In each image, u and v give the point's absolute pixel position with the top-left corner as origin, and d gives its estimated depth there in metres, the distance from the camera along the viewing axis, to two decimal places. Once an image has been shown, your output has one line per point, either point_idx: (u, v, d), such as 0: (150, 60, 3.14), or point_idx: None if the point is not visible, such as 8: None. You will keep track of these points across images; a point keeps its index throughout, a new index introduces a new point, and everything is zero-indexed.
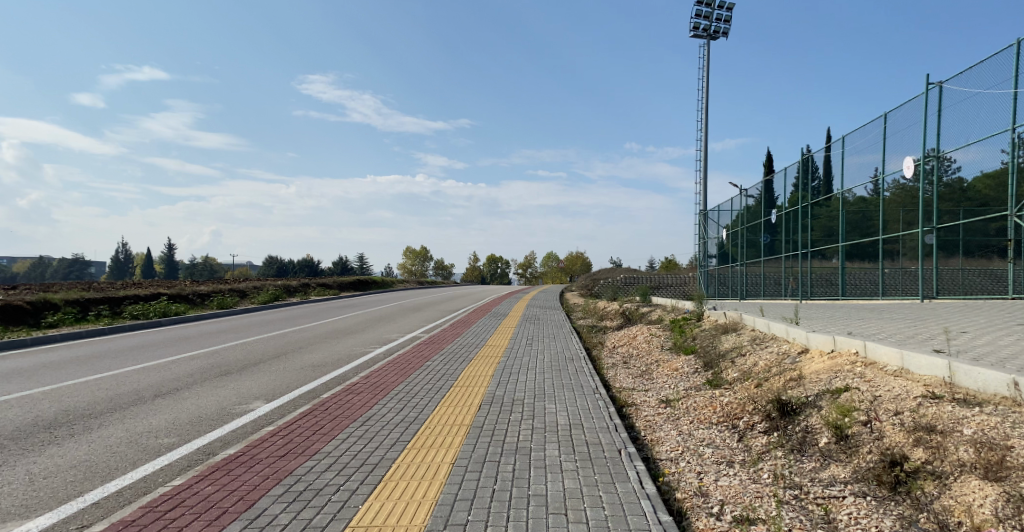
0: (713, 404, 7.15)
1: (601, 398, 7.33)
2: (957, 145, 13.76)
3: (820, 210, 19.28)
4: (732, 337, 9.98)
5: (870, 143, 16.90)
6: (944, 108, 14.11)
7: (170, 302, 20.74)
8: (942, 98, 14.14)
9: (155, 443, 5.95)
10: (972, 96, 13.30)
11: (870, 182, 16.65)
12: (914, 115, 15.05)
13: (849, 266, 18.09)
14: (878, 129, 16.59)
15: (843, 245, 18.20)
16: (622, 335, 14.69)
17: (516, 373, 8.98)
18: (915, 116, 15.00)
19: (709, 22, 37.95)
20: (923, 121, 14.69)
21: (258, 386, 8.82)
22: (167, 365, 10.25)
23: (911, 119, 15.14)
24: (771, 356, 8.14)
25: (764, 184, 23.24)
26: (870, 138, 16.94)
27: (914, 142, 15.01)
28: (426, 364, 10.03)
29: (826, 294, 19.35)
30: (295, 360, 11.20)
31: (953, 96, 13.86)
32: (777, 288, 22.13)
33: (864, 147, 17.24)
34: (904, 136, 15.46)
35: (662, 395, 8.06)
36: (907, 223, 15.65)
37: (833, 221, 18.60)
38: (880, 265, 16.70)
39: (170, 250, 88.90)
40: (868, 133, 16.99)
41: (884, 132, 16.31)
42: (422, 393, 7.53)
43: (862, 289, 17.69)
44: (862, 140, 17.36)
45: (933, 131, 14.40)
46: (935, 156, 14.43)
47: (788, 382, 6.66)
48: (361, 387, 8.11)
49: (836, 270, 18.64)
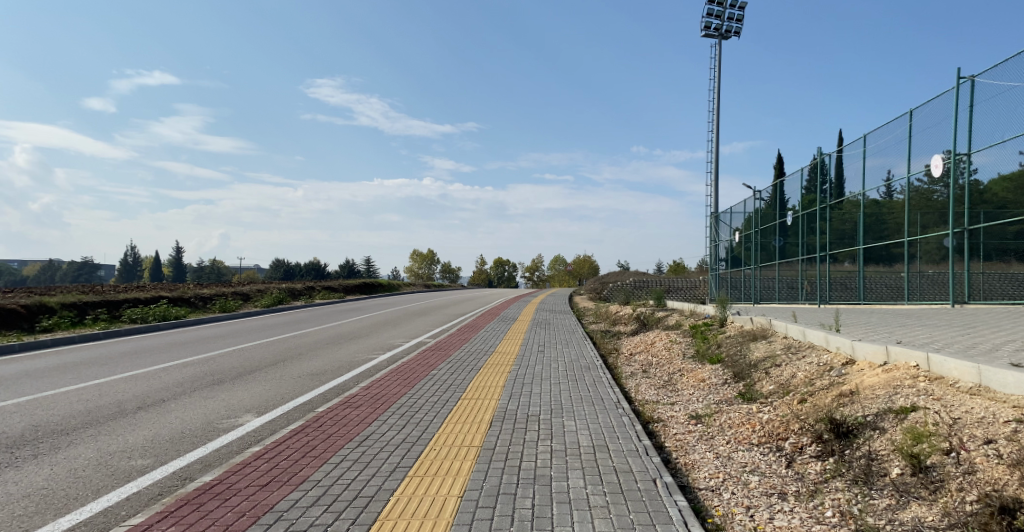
0: (752, 421, 6.44)
1: (625, 414, 6.60)
2: (989, 143, 12.75)
3: (835, 213, 18.32)
4: (764, 345, 9.21)
5: (892, 141, 15.92)
6: (975, 103, 13.15)
7: (170, 306, 20.10)
8: (975, 93, 13.13)
9: (127, 464, 5.21)
10: (1004, 92, 12.30)
11: (882, 186, 16.13)
12: (943, 110, 14.07)
13: (868, 270, 17.12)
14: (902, 128, 15.53)
15: (860, 248, 17.14)
16: (639, 341, 13.91)
17: (528, 384, 8.23)
18: (943, 112, 14.03)
19: (720, 21, 37.07)
20: (952, 117, 13.72)
21: (251, 398, 8.08)
22: (156, 373, 9.54)
23: (940, 114, 14.16)
24: (813, 368, 7.40)
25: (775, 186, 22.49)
26: (893, 137, 15.91)
27: (941, 140, 14.05)
28: (432, 373, 9.29)
29: (843, 299, 18.42)
30: (293, 369, 10.47)
31: (985, 90, 12.87)
32: (791, 292, 21.30)
33: (885, 146, 16.26)
34: (931, 135, 14.48)
35: (693, 410, 7.34)
36: (929, 226, 14.84)
37: (849, 225, 17.61)
38: (904, 269, 15.86)
39: (180, 254, 88.93)
40: (892, 132, 15.93)
41: (909, 130, 15.26)
42: (426, 407, 6.79)
43: (886, 295, 17.03)
44: (884, 138, 16.36)
45: (964, 129, 13.40)
46: (962, 157, 13.50)
47: (838, 398, 5.92)
48: (360, 400, 7.38)
49: (854, 275, 17.66)
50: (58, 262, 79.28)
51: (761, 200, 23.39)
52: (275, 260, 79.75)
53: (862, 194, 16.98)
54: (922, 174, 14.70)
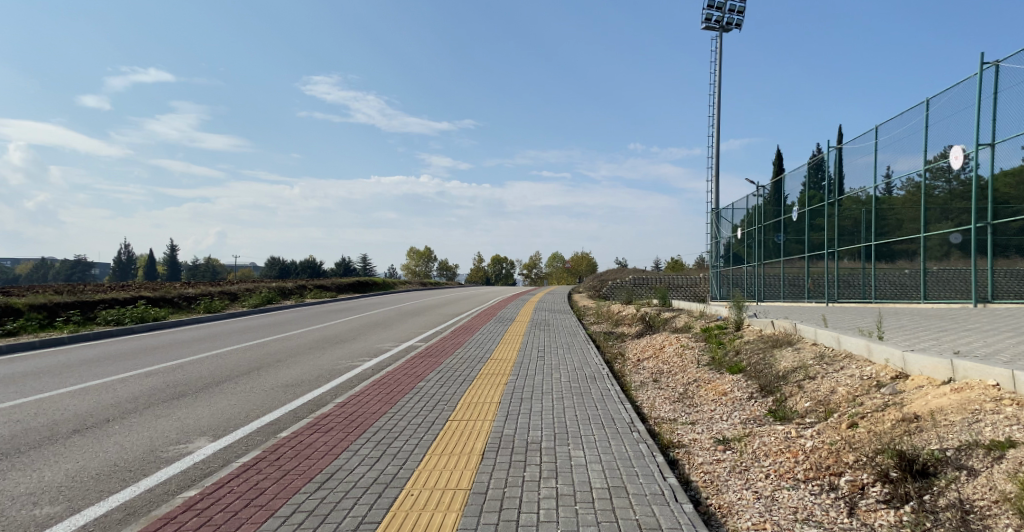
0: (792, 448, 5.45)
1: (642, 441, 5.60)
2: (1014, 132, 11.57)
3: (838, 210, 17.34)
4: (792, 353, 8.21)
5: (905, 133, 14.62)
6: (1000, 90, 11.93)
7: (148, 306, 18.95)
8: (999, 79, 11.95)
9: (26, 515, 4.14)
10: None
11: (882, 182, 15.31)
12: (964, 98, 12.82)
13: (879, 267, 15.78)
14: (914, 117, 14.31)
15: (863, 244, 16.17)
16: (646, 345, 12.85)
17: (527, 401, 7.19)
18: (964, 99, 12.79)
19: (721, 13, 35.94)
20: (975, 105, 12.48)
21: (211, 414, 7.01)
22: (110, 383, 8.46)
23: (960, 103, 12.93)
24: (856, 383, 6.43)
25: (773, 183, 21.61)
26: (903, 130, 14.72)
27: (962, 129, 12.83)
28: (419, 385, 8.25)
29: (852, 297, 17.24)
30: (267, 378, 9.42)
31: (1010, 76, 11.71)
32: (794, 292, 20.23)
33: (897, 138, 14.99)
34: (947, 126, 13.31)
35: (718, 432, 6.34)
36: (931, 222, 14.02)
37: (852, 222, 16.67)
38: (923, 263, 14.31)
39: (173, 251, 87.51)
40: (905, 122, 14.64)
41: (923, 121, 14.02)
42: (408, 432, 5.78)
43: (905, 292, 15.34)
44: (897, 129, 15.00)
45: (989, 118, 12.21)
46: (985, 147, 12.27)
47: (902, 425, 4.93)
48: (332, 421, 6.33)
49: (861, 272, 16.44)
50: (49, 259, 77.69)
51: (763, 197, 22.42)
52: (270, 259, 78.79)
53: (868, 190, 15.86)
54: (922, 170, 13.96)
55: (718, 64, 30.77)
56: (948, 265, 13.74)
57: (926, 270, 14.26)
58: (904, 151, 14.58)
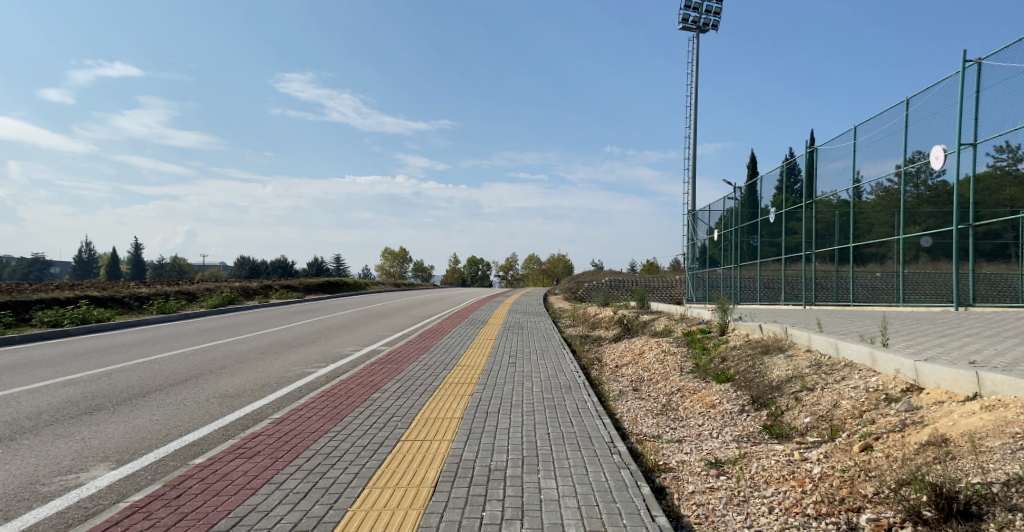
0: (796, 474, 4.69)
1: (624, 467, 4.78)
2: (999, 131, 10.95)
3: (813, 213, 16.75)
4: (784, 361, 7.49)
5: (881, 135, 13.95)
6: (982, 89, 11.29)
7: (92, 306, 17.63)
8: (981, 78, 11.30)
9: None
10: (1016, 75, 10.53)
11: (849, 188, 14.94)
12: (943, 97, 12.17)
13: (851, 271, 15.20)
14: (891, 120, 13.61)
15: (835, 247, 15.66)
16: (624, 350, 12.05)
17: (492, 416, 6.32)
18: (944, 99, 12.12)
19: (698, 13, 35.74)
20: (956, 105, 11.81)
21: (123, 432, 6.01)
22: (15, 395, 7.34)
23: (940, 102, 12.25)
24: (861, 396, 5.71)
25: (746, 186, 21.18)
26: (878, 132, 14.11)
27: (942, 130, 12.16)
28: (371, 397, 7.31)
29: (827, 300, 16.52)
30: (205, 389, 8.37)
31: (993, 74, 11.08)
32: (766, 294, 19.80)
33: (873, 139, 14.32)
34: (925, 127, 12.65)
35: (709, 453, 5.54)
36: (898, 227, 13.52)
37: (825, 225, 16.15)
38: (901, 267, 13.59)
39: (138, 250, 84.76)
40: (881, 124, 13.97)
41: (903, 122, 13.25)
42: (348, 457, 4.89)
43: (882, 295, 14.53)
44: (873, 131, 14.32)
45: (970, 119, 11.55)
46: (967, 147, 11.61)
47: (928, 450, 4.19)
48: (260, 442, 5.39)
49: (835, 275, 15.87)
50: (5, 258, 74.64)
51: (736, 199, 21.94)
52: (239, 259, 77.15)
53: (834, 195, 15.67)
54: (894, 174, 13.45)
55: (694, 65, 30.39)
56: (919, 269, 13.21)
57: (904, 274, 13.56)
58: (879, 153, 13.99)
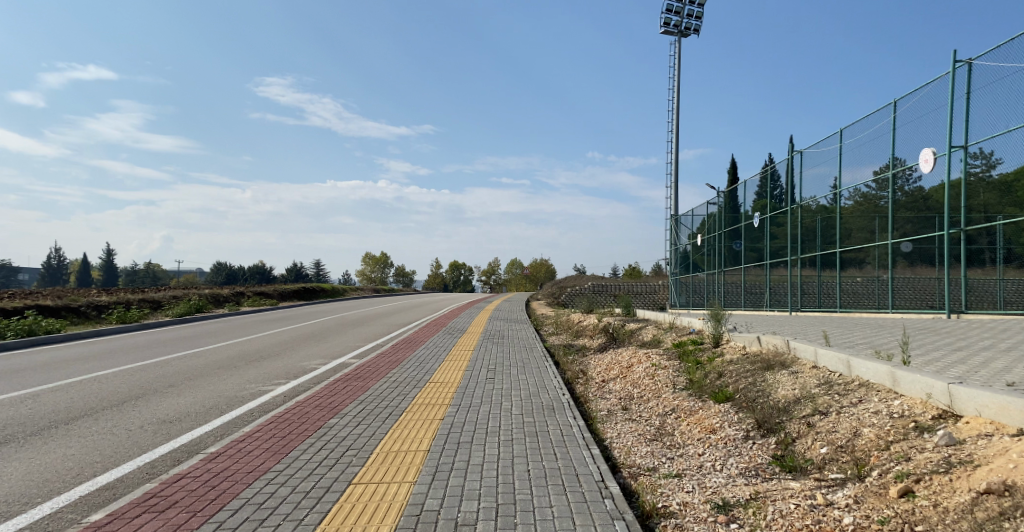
0: (824, 524, 3.92)
1: (618, 517, 3.96)
2: (991, 134, 10.08)
3: (797, 216, 15.90)
4: (790, 379, 6.73)
5: (868, 138, 13.14)
6: (974, 90, 10.43)
7: (39, 317, 16.45)
8: (972, 79, 10.46)
9: None
10: (1010, 76, 9.70)
11: (828, 194, 14.45)
12: (933, 98, 11.31)
13: (835, 277, 14.45)
14: (880, 122, 12.76)
15: (818, 252, 14.99)
16: (611, 362, 11.22)
17: (465, 449, 5.45)
18: (934, 100, 11.26)
19: (680, 18, 35.51)
20: (946, 106, 10.94)
21: (24, 473, 5.06)
22: None
23: (930, 104, 11.38)
24: (886, 423, 4.96)
25: (728, 191, 20.53)
26: (862, 136, 13.37)
27: (931, 134, 11.31)
28: (327, 423, 6.40)
29: (812, 305, 15.72)
30: (142, 413, 7.40)
31: (983, 74, 10.27)
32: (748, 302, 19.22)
33: (859, 144, 13.48)
34: (914, 131, 11.80)
35: (716, 492, 4.75)
36: (879, 232, 12.93)
37: (807, 229, 15.51)
38: (887, 273, 12.97)
39: (110, 255, 82.46)
40: (867, 127, 13.20)
41: (891, 123, 12.41)
42: (283, 509, 4.01)
43: (865, 300, 14.04)
44: (860, 134, 13.48)
45: (960, 121, 10.70)
46: (957, 150, 10.76)
47: (989, 505, 3.43)
48: (181, 488, 4.46)
49: (816, 280, 15.21)
50: None
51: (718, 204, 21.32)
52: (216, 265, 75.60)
53: (813, 202, 15.22)
54: (869, 182, 13.00)
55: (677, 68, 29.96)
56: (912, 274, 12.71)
57: (893, 279, 12.92)
58: (861, 158, 13.33)
